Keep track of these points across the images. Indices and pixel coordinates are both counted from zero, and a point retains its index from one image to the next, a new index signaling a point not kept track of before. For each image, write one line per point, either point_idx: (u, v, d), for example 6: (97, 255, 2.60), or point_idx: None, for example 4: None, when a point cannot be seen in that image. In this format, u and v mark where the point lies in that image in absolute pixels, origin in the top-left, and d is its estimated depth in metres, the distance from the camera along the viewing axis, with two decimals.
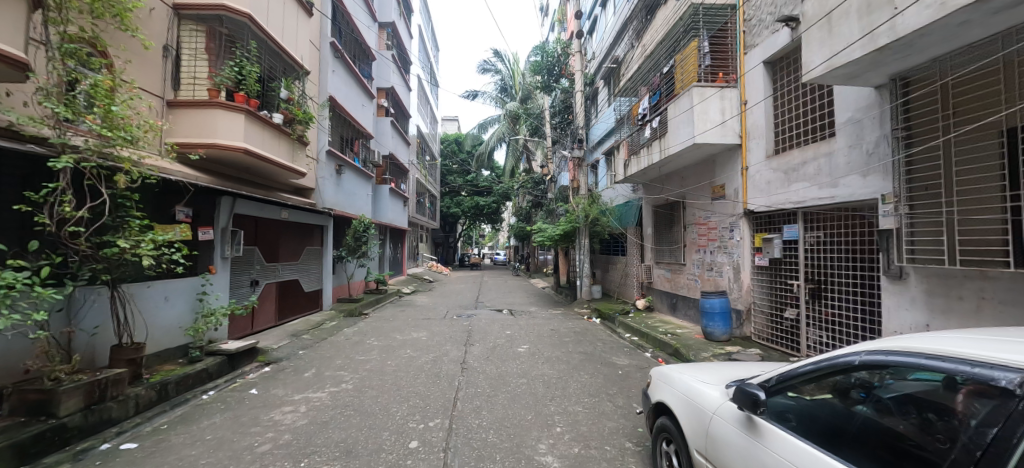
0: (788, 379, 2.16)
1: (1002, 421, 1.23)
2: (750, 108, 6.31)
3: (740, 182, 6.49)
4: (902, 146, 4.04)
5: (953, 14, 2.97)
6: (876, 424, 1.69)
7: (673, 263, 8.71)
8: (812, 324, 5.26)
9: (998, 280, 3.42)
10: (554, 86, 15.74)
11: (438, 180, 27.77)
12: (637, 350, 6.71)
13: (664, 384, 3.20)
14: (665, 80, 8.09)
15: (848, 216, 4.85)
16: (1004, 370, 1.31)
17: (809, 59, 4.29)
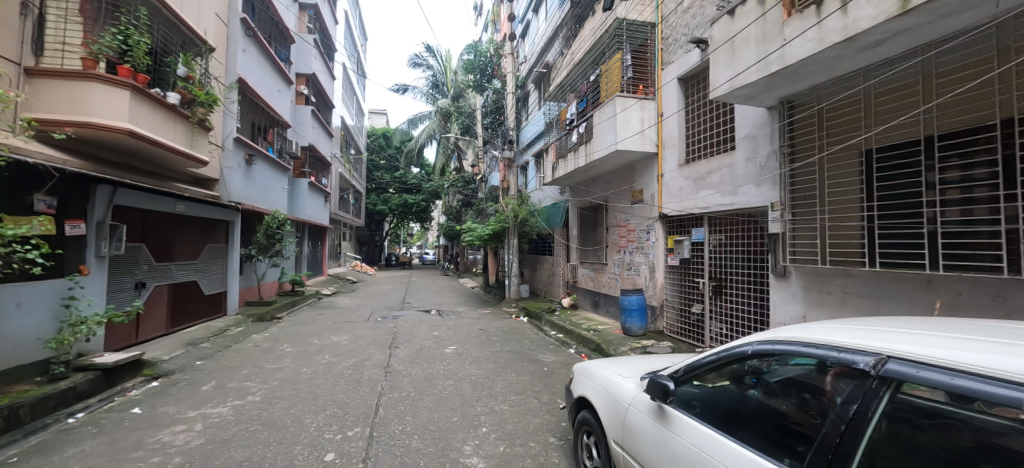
0: (693, 369, 2.35)
1: (862, 399, 1.43)
2: (666, 119, 6.84)
3: (656, 187, 7.01)
4: (788, 160, 4.63)
5: (829, 49, 3.48)
6: (766, 406, 1.89)
7: (596, 262, 9.16)
8: (714, 317, 5.82)
9: (857, 277, 4.07)
10: (487, 86, 15.81)
11: (364, 175, 26.40)
12: (562, 347, 6.93)
13: (585, 378, 3.33)
14: (591, 88, 8.49)
15: (743, 219, 5.46)
16: (863, 354, 1.52)
17: (715, 78, 4.72)
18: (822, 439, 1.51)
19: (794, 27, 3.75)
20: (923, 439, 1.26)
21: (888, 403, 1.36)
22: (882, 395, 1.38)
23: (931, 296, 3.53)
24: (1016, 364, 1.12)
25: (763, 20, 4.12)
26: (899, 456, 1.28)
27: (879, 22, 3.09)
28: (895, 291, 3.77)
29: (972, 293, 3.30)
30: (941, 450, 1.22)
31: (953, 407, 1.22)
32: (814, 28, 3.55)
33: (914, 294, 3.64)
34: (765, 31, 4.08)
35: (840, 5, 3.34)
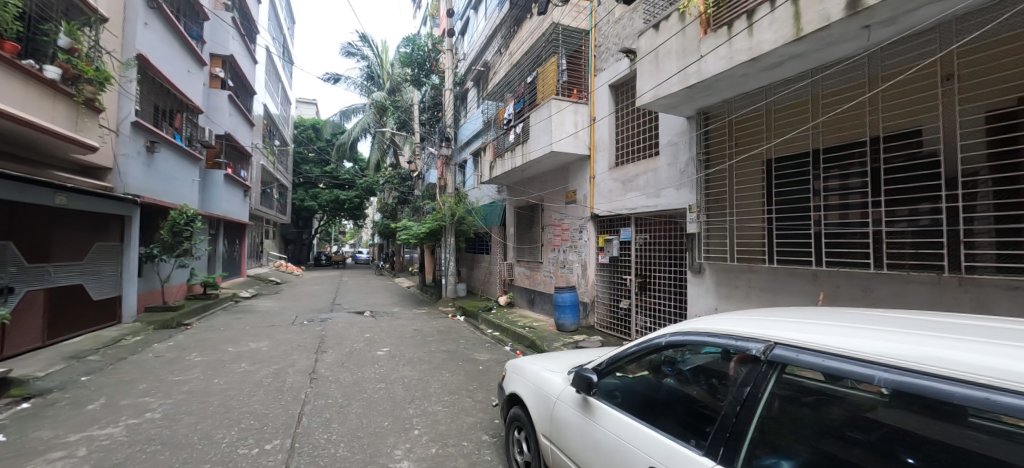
0: (616, 361, 2.47)
1: (754, 381, 1.60)
2: (598, 123, 7.15)
3: (589, 188, 7.31)
4: (703, 166, 5.05)
5: (738, 66, 3.84)
6: (679, 393, 2.03)
7: (531, 261, 9.35)
8: (640, 311, 6.20)
9: (759, 272, 4.55)
10: (425, 82, 15.49)
11: (291, 169, 24.61)
12: (498, 344, 6.99)
13: (516, 375, 3.38)
14: (528, 89, 8.65)
15: (665, 219, 5.87)
16: (755, 342, 1.68)
17: (641, 86, 5.01)
18: (722, 419, 1.67)
19: (708, 45, 4.09)
20: (803, 414, 1.44)
21: (776, 384, 1.53)
22: (770, 376, 1.56)
23: (817, 288, 4.04)
24: (874, 346, 1.30)
25: (682, 35, 4.45)
26: (787, 431, 1.46)
27: (777, 46, 3.47)
28: (789, 285, 4.26)
29: (846, 285, 3.82)
30: (817, 423, 1.41)
31: (826, 384, 1.40)
32: (726, 46, 3.90)
33: (803, 287, 4.14)
34: (684, 46, 4.40)
35: (747, 28, 3.71)
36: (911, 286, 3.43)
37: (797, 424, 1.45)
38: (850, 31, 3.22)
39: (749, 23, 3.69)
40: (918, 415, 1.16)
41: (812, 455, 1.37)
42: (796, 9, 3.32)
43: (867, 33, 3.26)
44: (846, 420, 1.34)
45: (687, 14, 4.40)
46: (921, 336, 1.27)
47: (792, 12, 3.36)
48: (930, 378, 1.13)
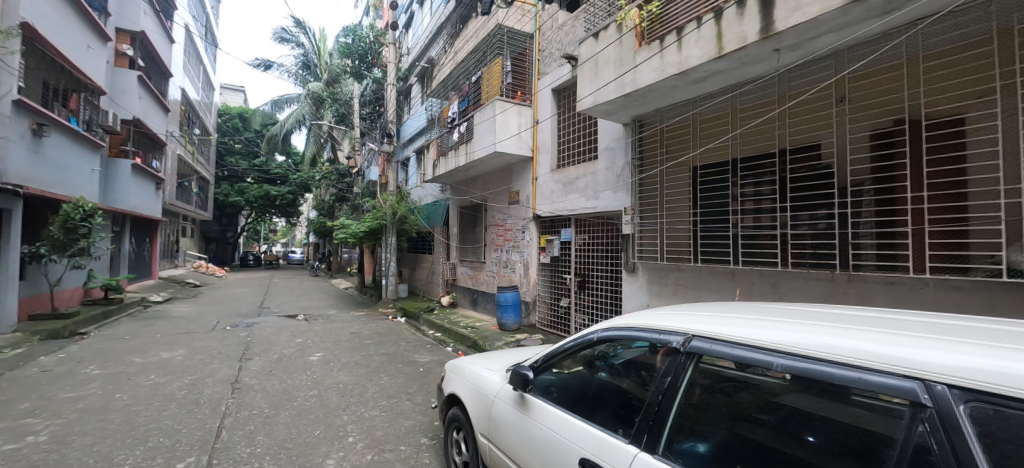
0: (552, 357, 2.54)
1: (674, 372, 1.73)
2: (540, 125, 7.30)
3: (531, 189, 7.44)
4: (638, 171, 5.33)
5: (669, 78, 4.10)
6: (610, 385, 2.12)
7: (475, 261, 9.34)
8: (579, 309, 6.42)
9: (686, 271, 4.90)
10: (366, 75, 14.90)
11: (213, 161, 22.49)
12: (439, 346, 6.89)
13: (456, 375, 3.36)
14: (472, 89, 8.63)
15: (602, 221, 6.13)
16: (675, 334, 1.80)
17: (582, 91, 5.18)
18: (647, 407, 1.79)
19: (643, 56, 4.32)
20: (717, 399, 1.59)
21: (694, 372, 1.66)
22: (688, 366, 1.69)
23: (734, 285, 4.42)
24: (772, 335, 1.45)
25: (619, 45, 4.66)
26: (704, 416, 1.60)
27: (703, 61, 3.75)
28: (711, 282, 4.62)
29: (758, 282, 4.22)
30: (730, 407, 1.55)
31: (736, 371, 1.53)
32: (658, 58, 4.15)
33: (722, 283, 4.52)
34: (621, 56, 4.61)
35: (677, 43, 3.97)
36: (810, 282, 3.86)
37: (712, 409, 1.58)
38: (762, 53, 3.56)
39: (679, 39, 3.95)
40: (815, 397, 1.31)
41: (725, 437, 1.51)
42: (719, 28, 3.61)
43: (776, 56, 3.62)
44: (753, 402, 1.49)
45: (624, 25, 4.62)
46: (809, 326, 1.45)
47: (715, 32, 3.65)
48: (816, 362, 1.28)
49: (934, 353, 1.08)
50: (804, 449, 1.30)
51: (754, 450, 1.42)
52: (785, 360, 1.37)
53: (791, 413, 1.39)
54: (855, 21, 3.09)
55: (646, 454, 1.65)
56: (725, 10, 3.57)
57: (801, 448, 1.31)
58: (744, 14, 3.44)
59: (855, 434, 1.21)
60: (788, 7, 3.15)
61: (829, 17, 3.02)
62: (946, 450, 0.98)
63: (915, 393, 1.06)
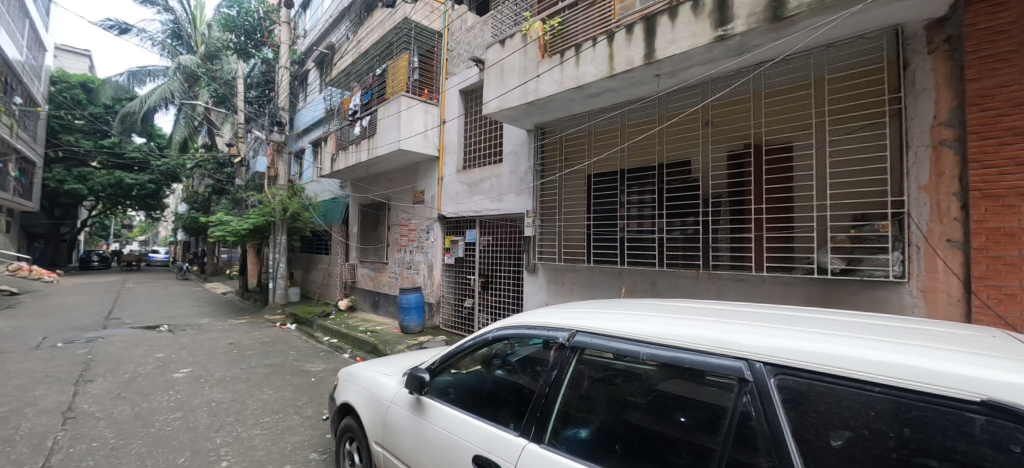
0: (450, 358, 2.53)
1: (560, 365, 1.86)
2: (447, 125, 7.26)
3: (437, 189, 7.36)
4: (539, 176, 5.60)
5: (567, 91, 4.38)
6: (507, 381, 2.17)
7: (376, 262, 8.92)
8: (482, 309, 6.52)
9: (580, 270, 5.27)
10: (254, 54, 13.33)
11: (41, 138, 18.11)
12: (335, 353, 6.44)
13: (349, 383, 3.19)
14: (376, 82, 8.23)
15: (506, 222, 6.32)
16: (561, 331, 1.93)
17: (487, 94, 5.26)
18: (537, 399, 1.89)
19: (545, 67, 4.54)
20: (596, 388, 1.73)
21: (578, 364, 1.80)
22: (572, 359, 1.82)
23: (620, 283, 4.88)
24: (641, 328, 1.64)
25: (524, 55, 4.84)
26: (585, 404, 1.74)
27: (597, 78, 4.07)
28: (602, 281, 5.04)
29: (640, 280, 4.71)
30: (608, 396, 1.69)
31: (615, 361, 1.68)
32: (558, 71, 4.41)
33: (611, 282, 4.97)
34: (525, 65, 4.80)
35: (575, 58, 4.26)
36: (681, 280, 4.41)
37: (593, 397, 1.73)
38: (646, 76, 3.99)
39: (577, 55, 4.24)
40: (677, 381, 1.48)
41: (604, 421, 1.65)
42: (611, 50, 3.96)
43: (657, 80, 4.09)
44: (627, 388, 1.64)
45: (528, 35, 4.80)
46: (671, 318, 1.65)
47: (608, 53, 3.99)
48: (673, 350, 1.48)
49: (754, 337, 1.33)
50: (670, 425, 1.47)
51: (625, 431, 1.58)
52: (649, 348, 1.56)
53: (655, 393, 1.56)
54: (718, 58, 3.62)
55: (535, 445, 1.76)
56: (616, 34, 3.92)
57: (669, 425, 1.47)
58: (631, 39, 3.81)
59: (699, 406, 1.41)
60: (666, 39, 3.58)
61: (697, 52, 3.50)
62: (761, 415, 1.22)
63: (741, 370, 1.29)
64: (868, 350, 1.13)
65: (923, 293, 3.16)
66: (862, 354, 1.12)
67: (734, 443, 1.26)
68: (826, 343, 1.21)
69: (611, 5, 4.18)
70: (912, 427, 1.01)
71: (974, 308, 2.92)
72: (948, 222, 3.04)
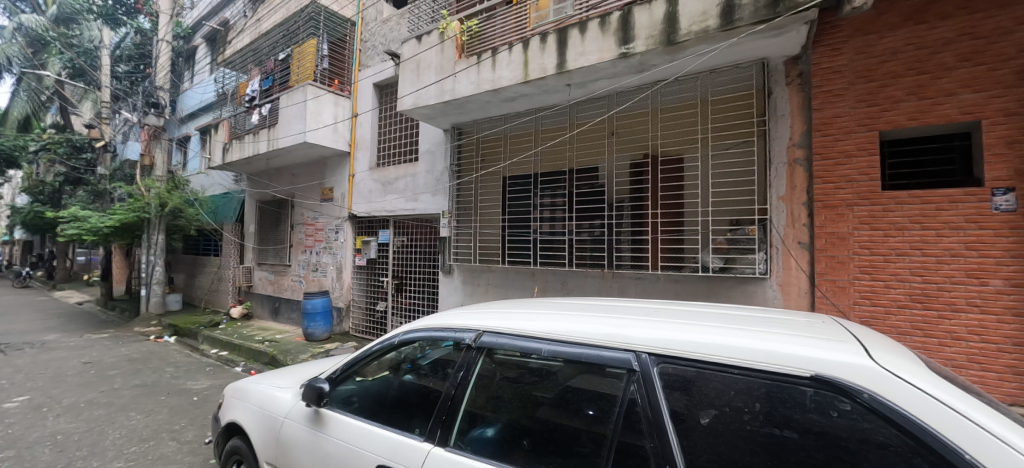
0: (353, 365, 2.36)
1: (466, 368, 1.84)
2: (359, 119, 6.90)
3: (347, 187, 6.96)
4: (456, 176, 5.56)
5: (483, 93, 4.41)
6: (416, 385, 2.06)
7: (277, 264, 8.14)
8: (395, 313, 6.28)
9: (495, 271, 5.32)
10: (125, 22, 11.38)
11: None
12: (225, 367, 5.74)
13: (237, 400, 2.85)
14: (278, 67, 7.50)
15: (423, 222, 6.18)
16: (468, 331, 1.91)
17: (402, 89, 5.10)
18: (444, 401, 1.84)
19: (461, 68, 4.52)
20: (504, 386, 1.74)
21: (486, 364, 1.79)
22: (479, 359, 1.82)
23: (533, 283, 5.02)
24: (544, 326, 1.68)
25: (440, 53, 4.77)
26: (493, 403, 1.74)
27: (513, 83, 4.15)
28: (517, 282, 5.14)
29: (552, 280, 4.89)
30: (514, 394, 1.71)
31: (521, 359, 1.70)
32: (475, 72, 4.41)
33: (524, 282, 5.08)
34: (442, 63, 4.73)
35: (491, 61, 4.30)
36: (588, 279, 4.65)
37: (499, 395, 1.74)
38: (558, 85, 4.17)
39: (493, 58, 4.29)
40: (578, 375, 1.54)
41: (510, 418, 1.67)
42: (525, 57, 4.07)
43: (568, 90, 4.29)
44: (533, 382, 1.67)
45: (445, 34, 4.74)
46: (572, 315, 1.72)
47: (522, 59, 4.09)
48: (572, 345, 1.55)
49: (642, 331, 1.44)
50: (573, 417, 1.51)
51: (529, 426, 1.61)
52: (551, 346, 1.61)
53: (558, 386, 1.60)
54: (621, 73, 3.90)
55: (439, 449, 1.72)
56: (531, 41, 4.03)
57: (571, 417, 1.52)
58: (545, 48, 3.95)
59: (597, 396, 1.48)
60: (576, 51, 3.77)
61: (603, 66, 3.73)
62: (646, 402, 1.33)
63: (629, 362, 1.39)
64: (730, 337, 1.28)
65: (781, 287, 3.71)
66: (726, 341, 1.27)
67: (623, 428, 1.36)
68: (699, 332, 1.35)
69: (526, 12, 4.27)
70: (762, 401, 1.18)
71: (817, 298, 3.54)
72: (799, 227, 3.64)
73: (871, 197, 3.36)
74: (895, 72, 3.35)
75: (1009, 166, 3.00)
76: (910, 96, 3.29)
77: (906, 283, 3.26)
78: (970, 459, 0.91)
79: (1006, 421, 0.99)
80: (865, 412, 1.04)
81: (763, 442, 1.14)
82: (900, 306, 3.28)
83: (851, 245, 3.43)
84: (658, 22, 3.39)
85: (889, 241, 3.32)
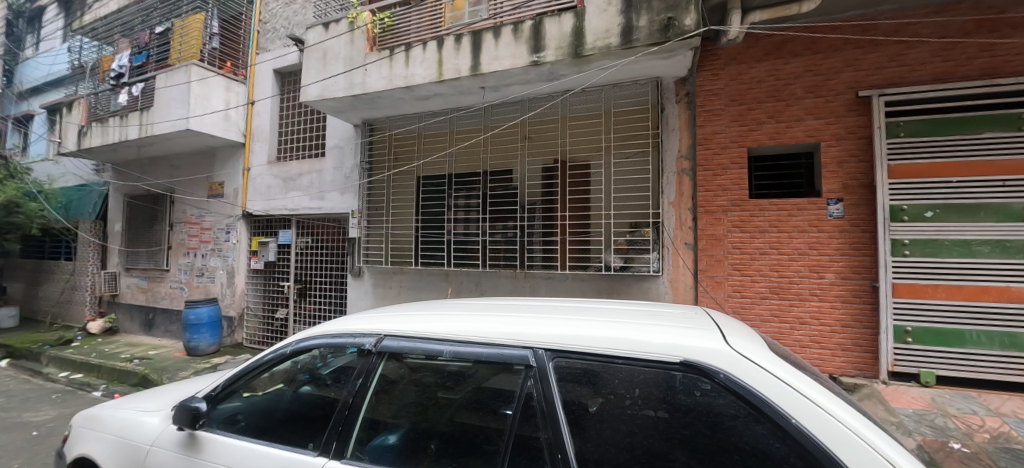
0: (236, 380, 2.10)
1: (365, 375, 1.74)
2: (256, 107, 6.28)
3: (241, 182, 6.29)
4: (366, 174, 5.32)
5: (395, 89, 4.27)
6: (311, 398, 1.90)
7: (151, 269, 7.07)
8: (298, 319, 5.82)
9: (408, 273, 5.18)
10: None
11: None
12: (78, 392, 4.83)
13: (88, 430, 2.41)
14: (154, 42, 6.52)
15: (330, 222, 5.81)
16: (368, 336, 1.80)
17: (306, 78, 4.74)
18: (341, 411, 1.73)
19: (372, 61, 4.34)
20: (408, 390, 1.69)
21: (386, 369, 1.72)
22: (378, 365, 1.73)
23: (447, 285, 4.98)
24: (446, 327, 1.66)
25: (350, 43, 4.53)
26: (394, 409, 1.68)
27: (426, 82, 4.09)
28: (429, 284, 5.06)
29: (465, 281, 4.89)
30: (417, 397, 1.66)
31: (424, 360, 1.66)
32: (387, 67, 4.27)
33: (438, 283, 5.02)
34: (351, 54, 4.49)
35: (404, 57, 4.19)
36: (501, 280, 4.74)
37: (401, 401, 1.68)
38: (472, 87, 4.19)
39: (405, 53, 4.18)
40: (480, 373, 1.54)
41: (411, 423, 1.63)
42: (439, 56, 4.03)
43: (482, 92, 4.33)
44: (436, 383, 1.64)
45: (355, 23, 4.52)
46: (475, 315, 1.73)
47: (436, 58, 4.05)
48: (473, 345, 1.56)
49: (538, 328, 1.50)
50: (475, 415, 1.52)
51: (431, 429, 1.58)
52: (454, 346, 1.60)
53: (461, 387, 1.59)
54: (533, 80, 4.04)
55: (335, 462, 1.61)
56: (445, 40, 4.00)
57: (473, 414, 1.53)
58: (459, 50, 3.95)
59: (495, 393, 1.51)
60: (490, 55, 3.83)
61: (516, 72, 3.84)
62: (540, 396, 1.39)
63: (526, 358, 1.44)
64: (615, 331, 1.39)
65: (671, 282, 4.12)
66: (611, 333, 1.38)
67: (520, 421, 1.40)
68: (589, 327, 1.44)
69: (441, 10, 4.20)
70: (640, 388, 1.30)
71: (700, 292, 4.01)
72: (686, 229, 4.09)
73: (741, 204, 3.92)
74: (759, 98, 3.93)
75: (839, 181, 3.69)
76: (771, 119, 3.89)
77: (766, 278, 3.84)
78: (795, 422, 1.10)
79: (822, 387, 1.20)
80: (721, 390, 1.19)
81: (640, 424, 1.26)
82: (762, 297, 3.85)
83: (725, 245, 3.96)
84: (567, 35, 3.58)
85: (754, 242, 3.88)
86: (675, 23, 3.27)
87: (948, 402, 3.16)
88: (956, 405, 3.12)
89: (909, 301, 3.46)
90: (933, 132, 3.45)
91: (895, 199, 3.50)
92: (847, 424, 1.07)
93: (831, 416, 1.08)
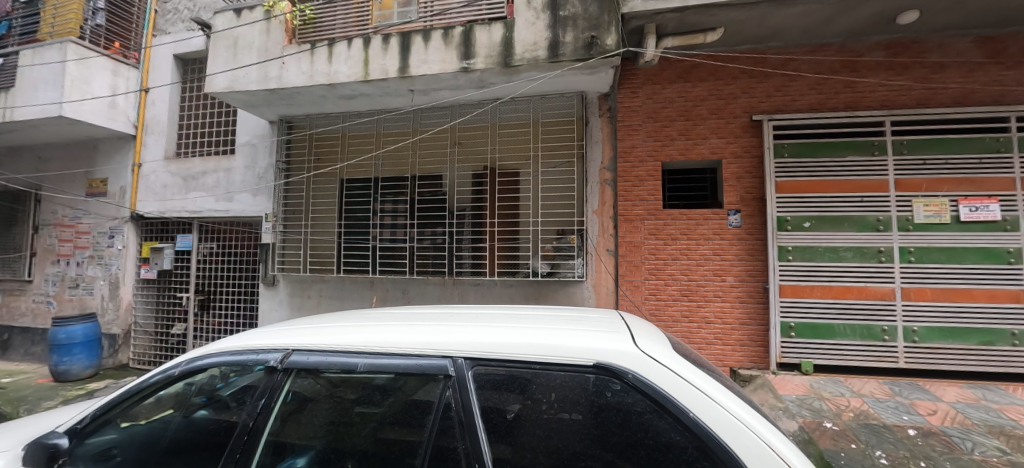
0: (110, 409, 1.81)
1: (269, 394, 1.59)
2: (151, 95, 5.59)
3: (130, 179, 5.54)
4: (282, 175, 4.96)
5: (317, 86, 4.04)
6: (204, 424, 1.69)
7: (6, 280, 5.95)
8: (199, 334, 5.24)
9: (329, 281, 4.89)
10: None
11: None
12: None
13: None
14: (16, 11, 5.53)
15: (240, 226, 5.32)
16: (274, 352, 1.65)
17: (213, 66, 4.29)
18: (239, 435, 1.56)
19: (291, 54, 4.06)
20: (319, 407, 1.58)
21: (293, 387, 1.59)
22: (284, 384, 1.59)
23: (372, 293, 4.78)
24: (361, 338, 1.58)
25: (265, 32, 4.20)
26: (303, 428, 1.56)
27: (350, 80, 3.91)
28: (352, 292, 4.82)
29: (391, 289, 4.73)
30: (330, 415, 1.55)
31: (337, 374, 1.56)
32: (307, 62, 4.01)
33: (362, 292, 4.79)
34: (266, 45, 4.17)
35: (326, 52, 3.98)
36: (429, 287, 4.66)
37: (312, 419, 1.56)
38: (400, 89, 4.09)
39: (328, 49, 3.97)
40: (398, 384, 1.49)
41: (321, 444, 1.51)
42: (365, 55, 3.88)
43: (411, 95, 4.25)
44: (354, 399, 1.54)
45: (271, 12, 4.19)
46: (392, 326, 1.66)
47: (362, 56, 3.89)
48: (389, 357, 1.50)
49: (457, 338, 1.48)
50: (391, 430, 1.45)
51: (343, 448, 1.48)
52: (369, 359, 1.52)
53: (377, 402, 1.51)
54: (463, 86, 4.04)
55: None
56: (372, 39, 3.87)
57: (389, 429, 1.46)
58: (386, 50, 3.84)
59: (413, 405, 1.45)
60: (418, 58, 3.77)
61: (446, 77, 3.82)
62: (459, 405, 1.37)
63: (446, 368, 1.42)
64: (535, 337, 1.42)
65: (594, 287, 4.31)
66: (529, 340, 1.41)
67: (438, 434, 1.36)
68: (509, 335, 1.46)
69: (368, 8, 4.02)
70: (556, 391, 1.33)
71: (620, 296, 4.25)
72: (608, 237, 4.32)
73: (656, 213, 4.24)
74: (671, 117, 4.28)
75: (737, 194, 4.13)
76: (681, 136, 4.26)
77: (678, 281, 4.18)
78: (693, 416, 1.20)
79: (717, 382, 1.31)
80: (629, 390, 1.26)
81: (555, 428, 1.29)
82: (673, 299, 4.18)
83: (643, 251, 4.25)
84: (496, 44, 3.63)
85: (667, 248, 4.21)
86: (597, 41, 3.46)
87: (823, 386, 3.66)
88: (828, 389, 3.62)
89: (791, 300, 3.96)
90: (811, 153, 4.00)
91: (781, 211, 4.00)
92: (736, 415, 1.18)
93: (723, 409, 1.19)
